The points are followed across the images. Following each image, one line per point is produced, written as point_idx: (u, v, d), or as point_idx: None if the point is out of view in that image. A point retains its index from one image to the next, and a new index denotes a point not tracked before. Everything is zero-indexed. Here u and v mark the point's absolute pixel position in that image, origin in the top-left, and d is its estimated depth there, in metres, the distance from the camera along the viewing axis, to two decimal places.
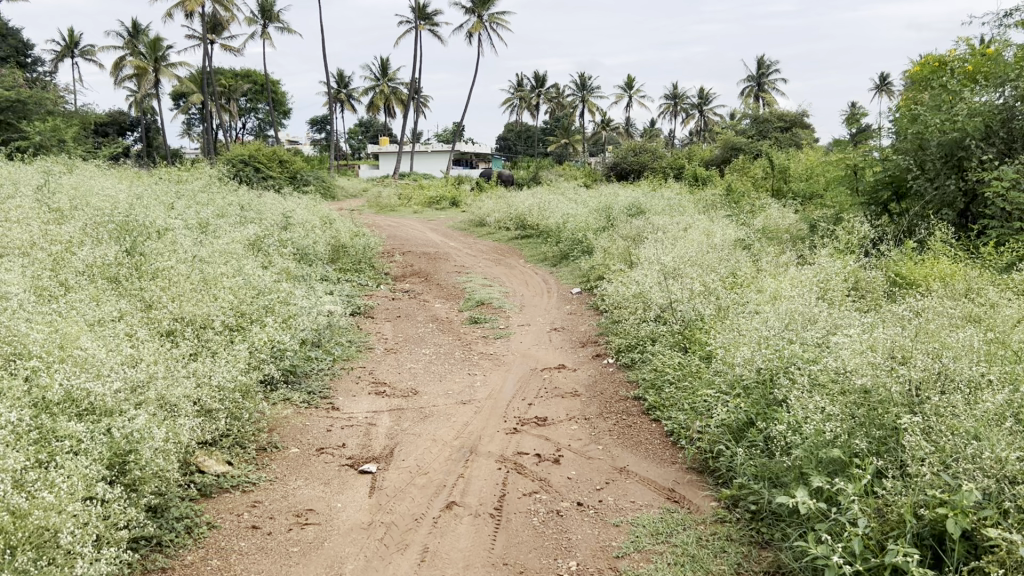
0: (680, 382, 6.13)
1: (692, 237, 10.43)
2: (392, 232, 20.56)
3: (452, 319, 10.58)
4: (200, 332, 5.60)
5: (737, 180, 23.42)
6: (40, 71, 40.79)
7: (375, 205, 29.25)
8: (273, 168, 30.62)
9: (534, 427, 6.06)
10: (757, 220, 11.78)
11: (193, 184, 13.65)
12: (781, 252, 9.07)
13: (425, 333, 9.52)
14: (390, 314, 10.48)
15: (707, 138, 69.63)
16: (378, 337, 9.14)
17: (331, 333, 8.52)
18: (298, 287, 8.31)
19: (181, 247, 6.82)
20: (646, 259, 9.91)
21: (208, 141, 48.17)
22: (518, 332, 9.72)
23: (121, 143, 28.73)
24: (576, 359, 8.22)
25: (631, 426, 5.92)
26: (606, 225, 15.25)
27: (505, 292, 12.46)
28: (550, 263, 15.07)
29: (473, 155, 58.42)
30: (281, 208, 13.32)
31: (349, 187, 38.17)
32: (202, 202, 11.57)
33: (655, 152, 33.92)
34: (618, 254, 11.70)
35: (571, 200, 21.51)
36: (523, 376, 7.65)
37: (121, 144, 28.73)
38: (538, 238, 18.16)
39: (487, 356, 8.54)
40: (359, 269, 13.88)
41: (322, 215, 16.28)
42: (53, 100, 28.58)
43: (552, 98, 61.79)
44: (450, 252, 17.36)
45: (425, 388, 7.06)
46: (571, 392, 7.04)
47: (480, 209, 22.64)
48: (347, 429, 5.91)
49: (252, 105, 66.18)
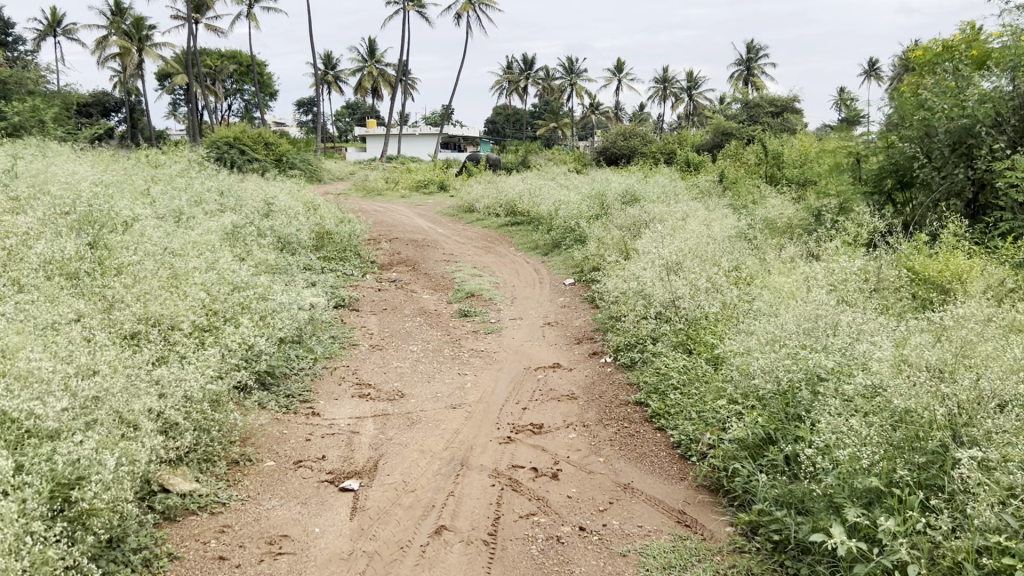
0: (686, 388, 5.73)
1: (692, 227, 10.01)
2: (379, 217, 20.10)
3: (441, 312, 10.13)
4: (167, 334, 5.13)
5: (731, 166, 23.04)
6: (21, 51, 39.99)
7: (362, 189, 28.71)
8: (258, 151, 29.98)
9: (529, 436, 5.64)
10: (757, 210, 11.40)
11: (171, 169, 13.11)
12: (785, 245, 8.66)
13: (414, 327, 9.08)
14: (377, 307, 10.02)
15: (696, 123, 69.22)
16: (363, 332, 8.69)
17: (312, 329, 8.06)
18: (278, 281, 7.84)
19: (149, 239, 6.33)
20: (643, 252, 9.48)
21: (194, 123, 47.44)
22: (510, 327, 9.29)
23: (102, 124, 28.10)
24: (571, 357, 7.79)
25: (634, 436, 5.50)
26: (600, 213, 14.84)
27: (495, 282, 12.02)
28: (542, 252, 14.62)
29: (461, 138, 57.78)
30: (263, 194, 12.82)
31: (336, 170, 37.56)
32: (180, 188, 11.05)
33: (646, 137, 33.46)
34: (612, 244, 11.27)
35: (561, 186, 21.04)
36: (517, 376, 7.23)
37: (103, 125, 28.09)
38: (529, 224, 17.74)
39: (477, 353, 8.10)
40: (344, 257, 13.43)
41: (307, 201, 15.77)
42: (35, 79, 27.90)
43: (541, 82, 61.18)
44: (438, 239, 16.88)
45: (412, 391, 6.62)
46: (567, 395, 6.63)
47: (469, 194, 22.15)
48: (327, 438, 5.47)
49: (237, 86, 65.27)
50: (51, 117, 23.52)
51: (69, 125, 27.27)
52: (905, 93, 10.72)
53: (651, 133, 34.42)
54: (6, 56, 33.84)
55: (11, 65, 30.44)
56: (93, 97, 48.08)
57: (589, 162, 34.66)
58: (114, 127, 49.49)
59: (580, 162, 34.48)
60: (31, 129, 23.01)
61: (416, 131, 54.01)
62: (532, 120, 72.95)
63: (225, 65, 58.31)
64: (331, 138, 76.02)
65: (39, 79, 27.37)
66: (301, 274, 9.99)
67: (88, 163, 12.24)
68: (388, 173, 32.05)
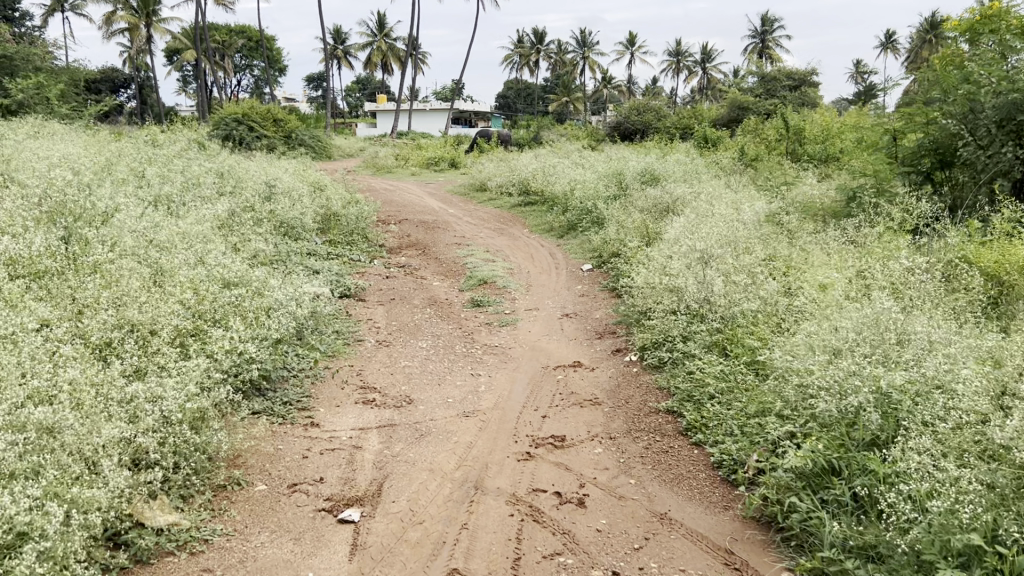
0: (726, 400, 5.16)
1: (719, 212, 9.39)
2: (388, 196, 19.51)
3: (452, 302, 9.56)
4: (145, 343, 4.59)
5: (750, 142, 22.30)
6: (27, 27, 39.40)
7: (372, 166, 28.09)
8: (266, 129, 29.38)
9: (550, 452, 5.08)
10: (786, 191, 10.77)
11: (171, 150, 12.55)
12: (823, 233, 8.03)
13: (423, 319, 8.51)
14: (385, 297, 9.46)
15: (711, 97, 68.10)
16: (369, 325, 8.14)
17: (314, 325, 7.52)
18: (276, 274, 7.30)
19: (131, 232, 5.77)
20: (668, 241, 8.87)
21: (203, 99, 46.80)
22: (527, 319, 8.72)
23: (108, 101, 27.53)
24: (594, 355, 7.21)
25: (668, 453, 4.93)
26: (618, 193, 14.23)
27: (509, 268, 11.44)
28: (557, 235, 14.01)
29: (472, 113, 56.94)
30: (265, 175, 12.25)
31: (345, 146, 36.93)
32: (177, 171, 10.50)
33: (660, 112, 32.61)
34: (633, 229, 10.67)
35: (576, 164, 20.37)
36: (535, 378, 6.66)
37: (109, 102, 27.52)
38: (543, 205, 17.13)
39: (491, 350, 7.53)
40: (351, 240, 12.87)
41: (313, 181, 15.20)
42: (41, 55, 27.35)
43: (553, 55, 60.19)
44: (449, 220, 16.31)
45: (421, 396, 6.06)
46: (590, 400, 6.06)
47: (481, 172, 21.51)
48: (326, 455, 4.92)
49: (247, 62, 64.51)
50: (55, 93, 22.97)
51: (75, 101, 26.74)
52: (947, 65, 10.01)
53: (666, 107, 33.55)
54: (11, 30, 33.25)
55: (16, 41, 29.87)
56: (101, 72, 47.44)
57: (602, 137, 33.87)
58: (123, 103, 48.96)
59: (593, 138, 33.69)
60: (35, 106, 22.49)
61: (426, 106, 53.23)
62: (544, 94, 71.95)
63: (233, 40, 57.57)
64: (341, 114, 75.30)
65: (45, 55, 26.80)
66: (304, 263, 9.45)
67: (82, 144, 11.69)
68: (398, 149, 31.40)
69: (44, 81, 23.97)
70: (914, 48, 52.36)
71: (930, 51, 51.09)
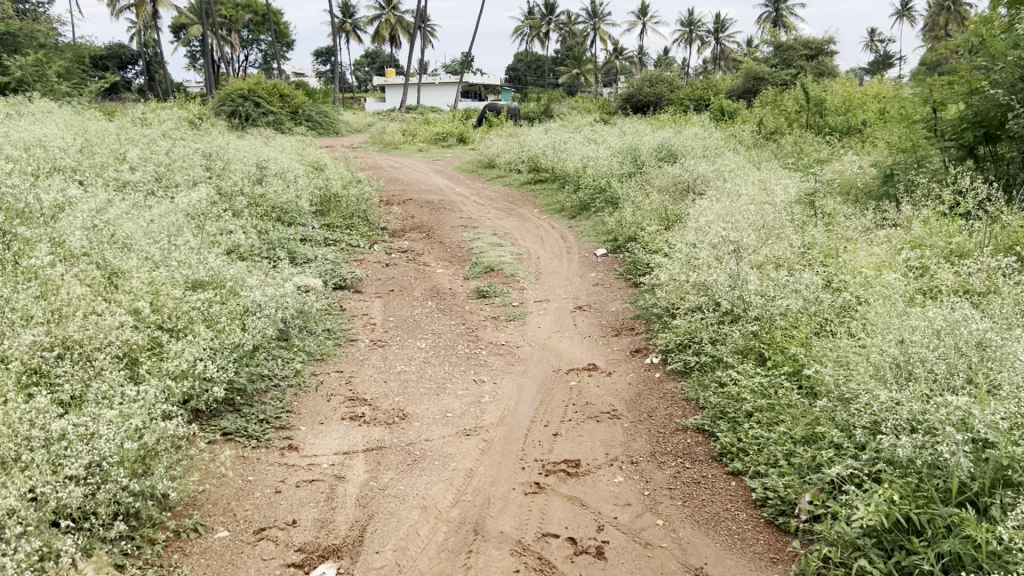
0: (770, 422, 4.44)
1: (744, 195, 8.64)
2: (393, 175, 18.79)
3: (456, 293, 8.87)
4: (85, 364, 3.90)
5: (769, 113, 21.40)
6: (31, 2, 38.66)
7: (379, 143, 27.31)
8: (271, 105, 28.63)
9: (563, 482, 4.37)
10: (815, 169, 9.99)
11: (160, 130, 11.86)
12: (862, 218, 7.28)
13: (424, 314, 7.81)
14: (384, 287, 8.77)
15: (724, 67, 66.77)
16: (364, 321, 7.45)
17: (301, 324, 6.86)
18: (258, 269, 6.62)
19: (84, 229, 5.07)
20: (690, 228, 8.14)
21: (210, 75, 46.02)
22: (536, 313, 8.01)
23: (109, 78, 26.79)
24: (610, 356, 6.49)
25: (701, 485, 4.22)
26: (633, 170, 13.48)
27: (518, 253, 10.73)
28: (569, 216, 13.27)
29: (481, 87, 55.99)
30: (260, 156, 11.56)
31: (353, 121, 36.13)
32: (162, 153, 9.80)
33: (673, 83, 31.59)
34: (650, 210, 9.92)
35: (588, 140, 19.54)
36: (544, 385, 5.96)
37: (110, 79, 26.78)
38: (554, 182, 16.39)
39: (496, 351, 6.82)
40: (350, 223, 12.19)
41: (313, 161, 14.49)
42: (44, 31, 26.63)
43: (564, 27, 59.05)
44: (456, 200, 15.61)
45: (416, 409, 5.36)
46: (607, 413, 5.35)
47: (490, 148, 20.72)
48: (302, 489, 4.23)
49: (254, 36, 63.54)
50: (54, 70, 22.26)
51: (77, 78, 26.05)
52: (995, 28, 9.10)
53: (679, 78, 32.52)
54: (14, 6, 32.49)
55: (19, 16, 29.18)
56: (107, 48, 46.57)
57: (615, 110, 32.95)
58: (130, 80, 48.23)
59: (605, 111, 32.76)
60: (33, 82, 21.78)
61: (435, 80, 52.25)
62: (555, 66, 70.81)
63: (240, 14, 56.62)
64: (350, 88, 74.22)
65: (46, 30, 26.03)
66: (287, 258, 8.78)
67: (63, 125, 10.99)
68: (406, 124, 30.58)
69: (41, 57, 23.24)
70: (932, 15, 50.88)
71: (949, 17, 49.65)
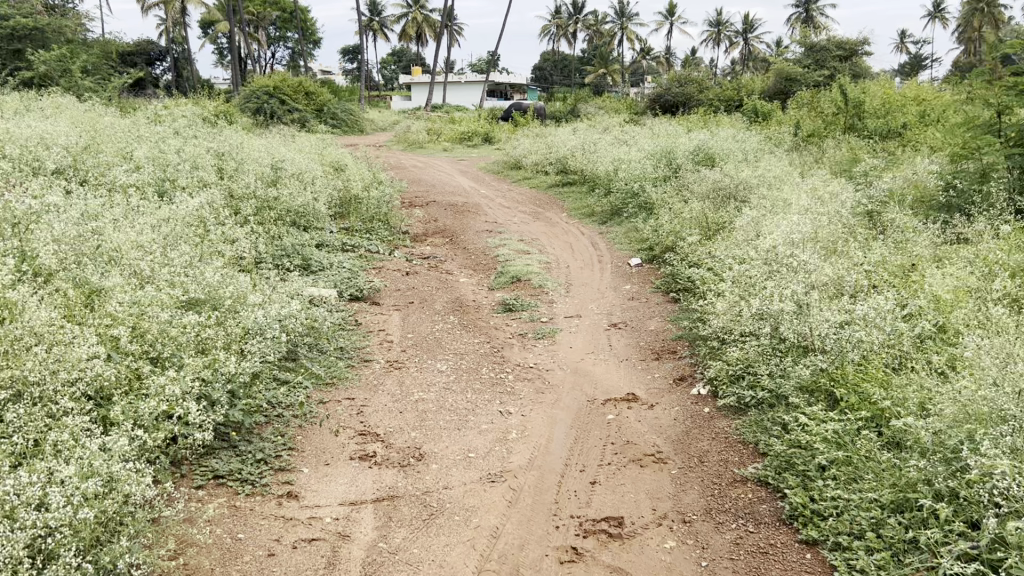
0: (850, 481, 3.78)
1: (793, 205, 7.97)
2: (417, 175, 18.22)
3: (480, 306, 8.26)
4: (45, 404, 3.34)
5: (806, 114, 20.63)
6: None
7: (403, 142, 26.77)
8: (294, 103, 28.14)
9: (604, 548, 3.73)
10: (868, 175, 9.30)
11: (174, 128, 11.35)
12: (929, 233, 6.57)
13: (445, 330, 7.20)
14: (403, 299, 8.16)
15: (753, 68, 65.78)
16: (380, 338, 6.85)
17: (311, 343, 6.28)
18: (263, 283, 6.04)
19: (61, 244, 4.53)
20: (736, 242, 7.48)
21: (236, 72, 45.70)
22: (568, 330, 7.37)
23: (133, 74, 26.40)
24: (652, 385, 5.84)
25: (769, 556, 3.56)
26: (667, 174, 12.82)
27: (546, 262, 10.10)
28: (599, 221, 12.62)
29: (508, 86, 55.39)
30: (276, 155, 11.01)
31: (378, 119, 35.64)
32: (171, 152, 9.28)
33: (703, 84, 30.73)
34: (689, 218, 9.25)
35: (617, 140, 18.86)
36: (579, 419, 5.32)
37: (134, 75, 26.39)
38: (583, 185, 15.75)
39: (524, 376, 6.19)
40: (370, 227, 11.62)
41: (333, 161, 13.94)
42: (73, 27, 26.33)
43: (591, 26, 58.37)
44: (481, 202, 15.01)
45: (434, 447, 4.74)
46: (651, 456, 4.70)
47: (517, 148, 20.08)
48: (300, 550, 3.61)
49: (282, 34, 63.31)
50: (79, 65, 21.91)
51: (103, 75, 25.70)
52: None
53: (710, 78, 31.66)
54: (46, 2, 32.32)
55: (48, 12, 28.88)
56: (136, 45, 46.42)
57: (643, 110, 32.24)
58: (157, 76, 48.10)
59: (633, 111, 31.98)
60: (57, 78, 21.45)
61: (461, 79, 51.70)
62: (581, 65, 70.22)
63: (267, 11, 56.34)
64: (376, 87, 73.85)
65: (73, 25, 25.73)
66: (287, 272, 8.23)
67: (71, 122, 10.49)
68: (431, 123, 30.04)
69: (67, 52, 22.92)
70: (968, 15, 49.48)
71: (985, 18, 48.26)
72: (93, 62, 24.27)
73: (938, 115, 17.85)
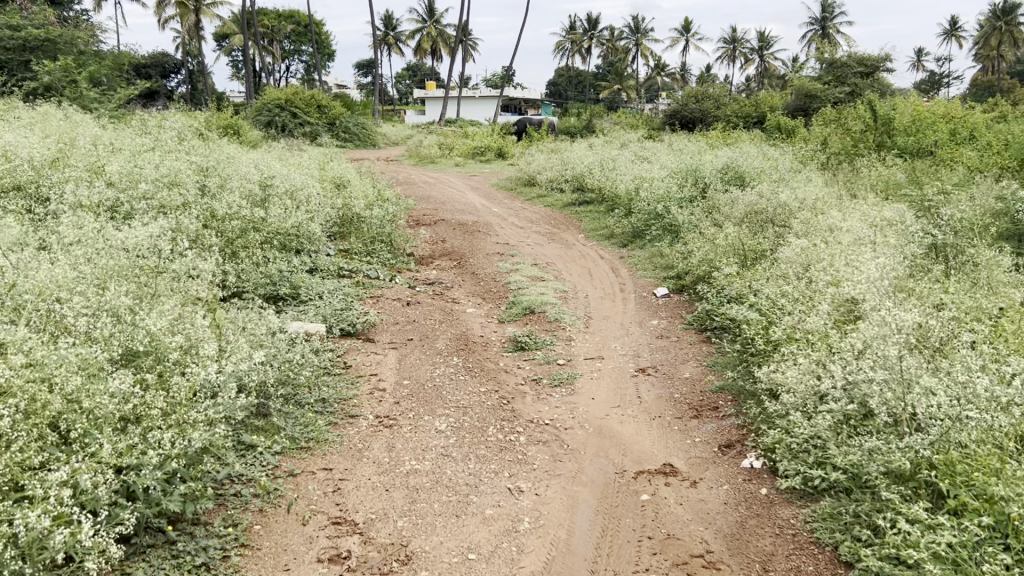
0: None
1: (846, 233, 7.01)
2: (425, 191, 17.29)
3: (488, 343, 7.29)
4: None
5: (833, 130, 19.66)
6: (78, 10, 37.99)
7: (414, 156, 25.94)
8: (304, 116, 27.36)
9: None
10: (921, 197, 8.34)
11: (160, 139, 10.48)
12: (1015, 271, 5.61)
13: (447, 375, 6.23)
14: (401, 335, 7.20)
15: (768, 84, 64.89)
16: (370, 386, 5.88)
17: (286, 394, 5.33)
18: (229, 325, 5.12)
19: None
20: (784, 277, 6.50)
21: (251, 85, 44.95)
22: (589, 375, 6.40)
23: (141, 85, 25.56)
24: (693, 454, 4.85)
25: None
26: (693, 195, 11.88)
27: (563, 290, 9.15)
28: (619, 244, 11.67)
29: (522, 101, 54.59)
30: (268, 170, 10.13)
31: (391, 133, 34.79)
32: (150, 167, 8.40)
33: (720, 99, 29.69)
34: (723, 246, 8.29)
35: (636, 157, 17.92)
36: (605, 500, 4.34)
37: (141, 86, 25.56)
38: (601, 204, 14.81)
39: (538, 436, 5.21)
40: (371, 250, 10.68)
41: (335, 176, 13.05)
42: (86, 38, 25.55)
43: (605, 42, 57.72)
44: (491, 221, 14.07)
45: (426, 545, 3.77)
46: (701, 560, 3.71)
47: (531, 164, 19.17)
48: None
49: (296, 48, 62.75)
50: (84, 75, 21.20)
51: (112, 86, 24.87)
52: None
53: (728, 93, 30.66)
54: (59, 13, 31.68)
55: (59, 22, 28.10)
56: (152, 58, 45.87)
57: (659, 126, 31.33)
58: (170, 88, 47.59)
59: (650, 127, 31.01)
60: (62, 88, 20.71)
61: (475, 93, 50.96)
62: (594, 81, 69.43)
63: (281, 24, 55.82)
64: (389, 101, 73.27)
65: (84, 35, 25.07)
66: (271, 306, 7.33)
67: (45, 132, 9.60)
68: (443, 136, 29.18)
69: (75, 61, 22.24)
70: (986, 35, 48.16)
71: (1005, 36, 46.97)
72: (103, 72, 23.59)
73: (975, 134, 16.82)
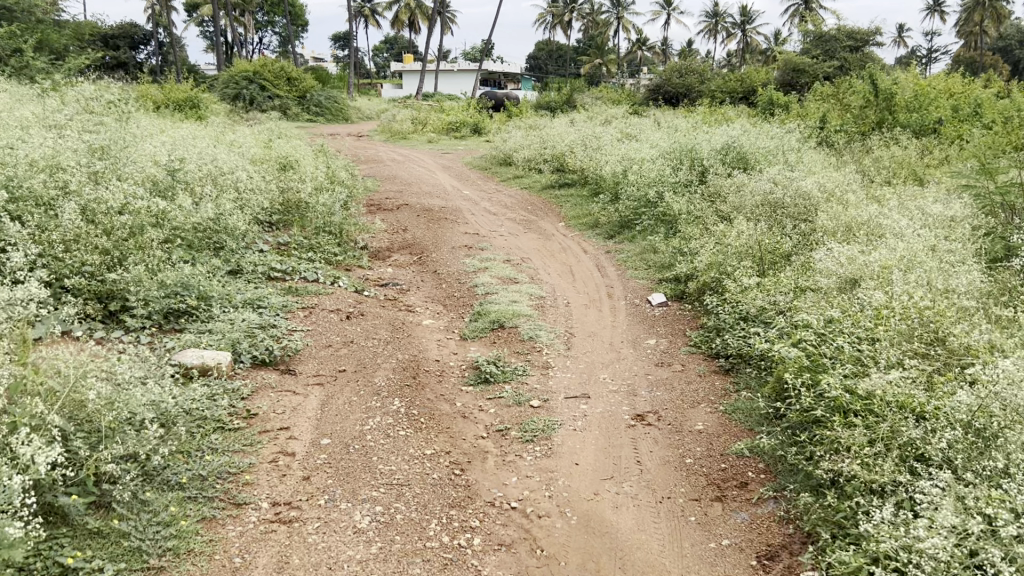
0: None
1: (892, 240, 5.54)
2: (391, 171, 15.64)
3: (444, 373, 5.76)
4: None
5: (831, 104, 18.19)
6: None
7: (386, 132, 24.19)
8: (273, 88, 25.51)
9: None
10: (965, 184, 6.88)
11: (64, 113, 8.83)
12: None
13: (383, 426, 4.69)
14: (331, 365, 5.65)
15: (751, 58, 63.19)
16: (275, 450, 4.33)
17: (143, 473, 3.79)
18: (42, 387, 3.57)
19: None
20: (824, 297, 5.02)
21: (222, 57, 42.66)
22: (571, 424, 4.88)
23: (94, 55, 23.62)
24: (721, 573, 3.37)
25: None
26: (687, 181, 10.38)
27: (539, 296, 7.64)
28: (605, 236, 10.15)
29: (502, 75, 52.63)
30: (192, 152, 8.53)
31: (365, 108, 32.98)
32: (28, 147, 6.80)
33: (706, 73, 28.12)
34: (735, 248, 6.79)
35: (622, 135, 16.37)
36: None
37: (95, 56, 23.63)
38: (583, 188, 13.28)
39: (500, 534, 3.70)
40: (316, 241, 9.10)
41: (282, 154, 11.42)
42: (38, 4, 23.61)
43: (585, 15, 55.90)
44: (461, 206, 12.52)
45: None
46: None
47: (507, 142, 17.55)
48: None
49: (269, 20, 60.40)
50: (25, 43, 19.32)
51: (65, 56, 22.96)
52: None
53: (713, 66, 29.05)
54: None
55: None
56: (118, 27, 43.39)
57: (643, 101, 29.75)
58: (139, 60, 45.23)
59: (632, 101, 29.34)
60: None
61: (452, 67, 49.03)
62: (576, 56, 67.69)
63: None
64: (367, 75, 71.10)
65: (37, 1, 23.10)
66: (164, 328, 5.76)
67: None
68: (417, 110, 27.47)
69: (21, 27, 20.23)
70: (969, 11, 46.63)
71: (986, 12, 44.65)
72: (58, 41, 21.63)
73: (983, 110, 15.42)
